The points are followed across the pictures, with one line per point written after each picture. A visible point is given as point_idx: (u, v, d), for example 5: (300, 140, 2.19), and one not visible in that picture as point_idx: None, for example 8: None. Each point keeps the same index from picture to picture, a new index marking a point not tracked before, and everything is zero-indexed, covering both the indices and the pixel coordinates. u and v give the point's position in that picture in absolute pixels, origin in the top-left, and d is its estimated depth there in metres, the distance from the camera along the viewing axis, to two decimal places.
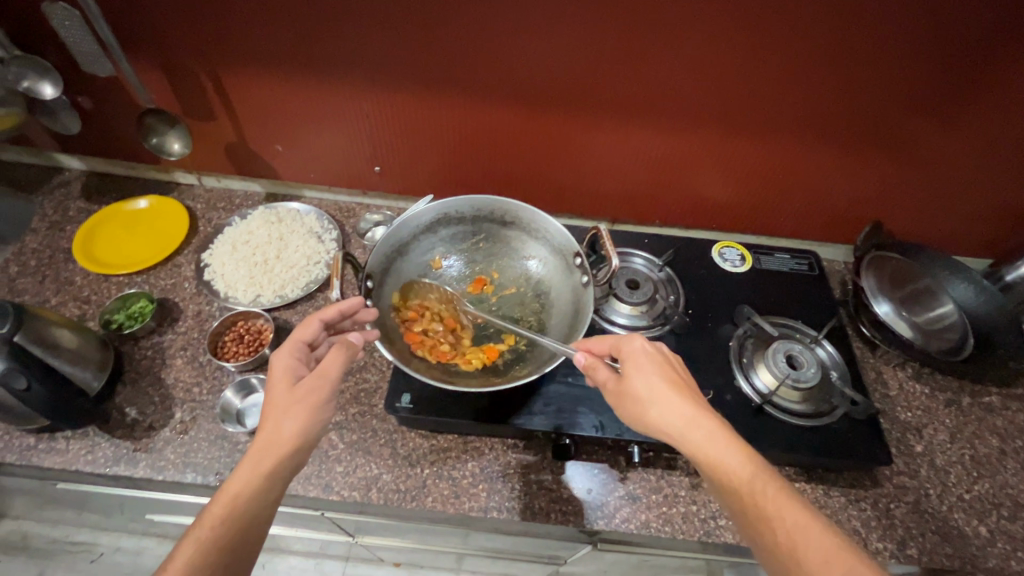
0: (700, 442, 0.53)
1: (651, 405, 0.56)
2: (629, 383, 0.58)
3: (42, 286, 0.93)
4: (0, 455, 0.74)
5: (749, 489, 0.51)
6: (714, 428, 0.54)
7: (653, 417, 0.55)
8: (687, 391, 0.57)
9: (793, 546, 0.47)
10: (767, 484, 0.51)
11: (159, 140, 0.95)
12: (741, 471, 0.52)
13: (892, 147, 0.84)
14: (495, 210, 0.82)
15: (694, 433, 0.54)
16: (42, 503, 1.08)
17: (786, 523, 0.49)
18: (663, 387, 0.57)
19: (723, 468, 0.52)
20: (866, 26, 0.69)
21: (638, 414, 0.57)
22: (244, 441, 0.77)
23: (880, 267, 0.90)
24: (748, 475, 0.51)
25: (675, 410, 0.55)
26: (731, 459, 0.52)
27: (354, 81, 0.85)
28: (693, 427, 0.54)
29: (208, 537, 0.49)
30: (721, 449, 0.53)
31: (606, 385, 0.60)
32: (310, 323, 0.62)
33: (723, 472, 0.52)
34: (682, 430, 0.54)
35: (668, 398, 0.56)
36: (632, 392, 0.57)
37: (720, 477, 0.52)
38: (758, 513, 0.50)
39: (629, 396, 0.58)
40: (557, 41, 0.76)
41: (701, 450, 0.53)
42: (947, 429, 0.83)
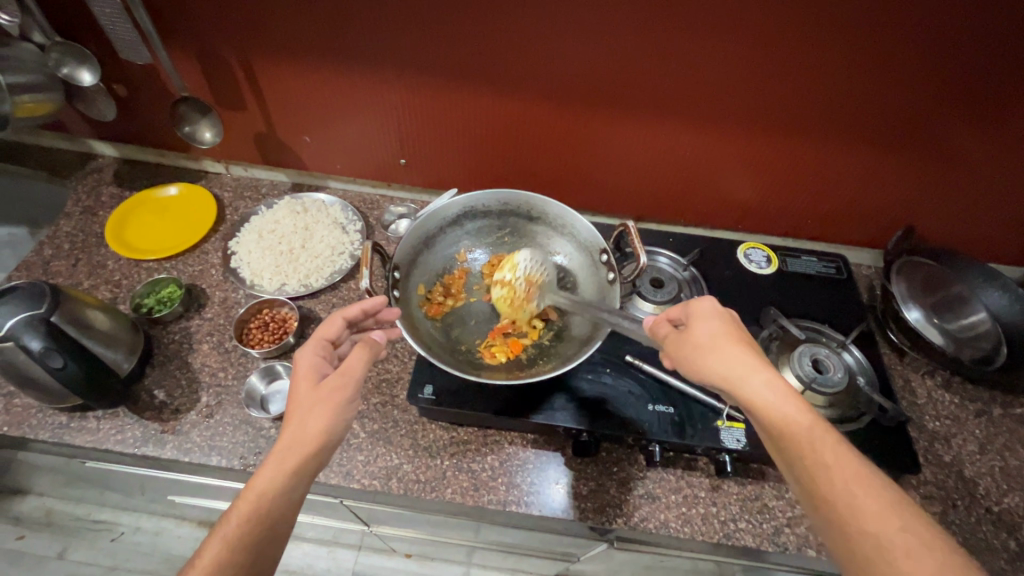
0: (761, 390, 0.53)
1: (713, 353, 0.56)
2: (692, 332, 0.58)
3: (75, 269, 0.95)
4: (34, 432, 0.77)
5: (807, 438, 0.50)
6: (774, 377, 0.53)
7: (712, 364, 0.55)
8: (748, 344, 0.57)
9: (849, 496, 0.47)
10: (827, 438, 0.50)
11: (191, 129, 0.98)
12: (801, 419, 0.51)
13: (928, 151, 0.83)
14: (521, 205, 0.82)
15: (756, 383, 0.53)
16: (68, 481, 1.11)
17: (841, 474, 0.48)
18: (723, 339, 0.57)
19: (783, 417, 0.51)
20: (909, 26, 0.67)
21: (697, 361, 0.56)
22: (268, 426, 0.78)
23: (912, 273, 0.89)
24: (808, 425, 0.51)
25: (737, 358, 0.55)
26: (789, 406, 0.52)
27: (384, 73, 0.86)
28: (754, 375, 0.53)
29: (234, 535, 0.50)
30: (782, 400, 0.52)
31: (667, 339, 0.60)
32: (333, 320, 0.63)
33: (783, 420, 0.51)
34: (744, 377, 0.54)
35: (728, 349, 0.56)
36: (701, 342, 0.57)
37: (778, 425, 0.51)
38: (812, 462, 0.49)
39: (696, 346, 0.57)
40: (588, 37, 0.75)
41: (761, 398, 0.52)
42: (976, 440, 0.81)
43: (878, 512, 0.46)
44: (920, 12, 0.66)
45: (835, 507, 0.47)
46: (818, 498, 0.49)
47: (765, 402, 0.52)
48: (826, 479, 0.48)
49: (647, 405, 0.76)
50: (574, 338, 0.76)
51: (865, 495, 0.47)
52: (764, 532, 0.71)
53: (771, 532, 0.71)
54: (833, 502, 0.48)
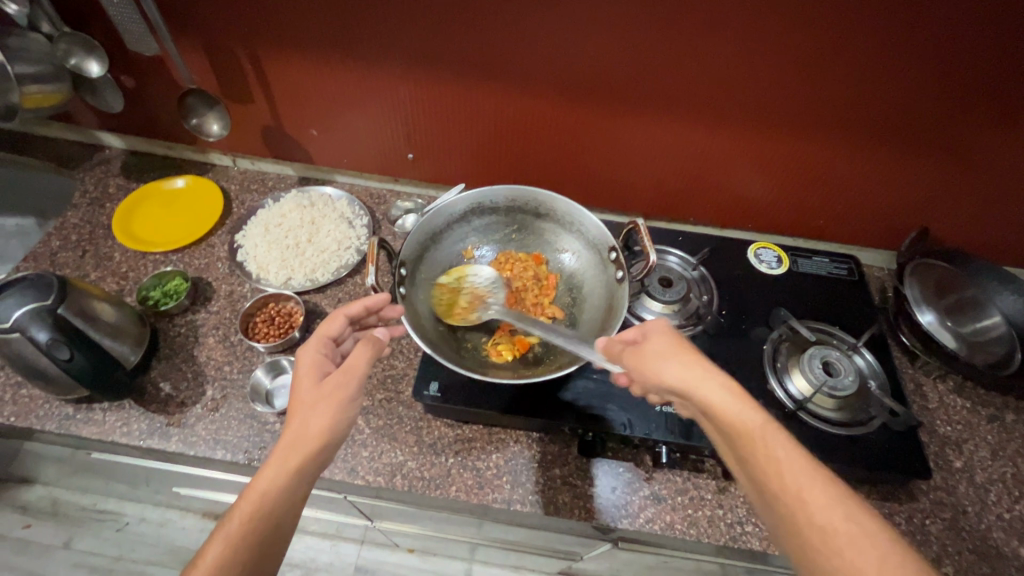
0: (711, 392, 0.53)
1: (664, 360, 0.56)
2: (645, 346, 0.59)
3: (82, 261, 0.95)
4: (41, 422, 0.77)
5: (756, 436, 0.49)
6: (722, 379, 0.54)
7: (665, 371, 0.55)
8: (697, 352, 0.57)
9: (798, 492, 0.46)
10: (775, 435, 0.49)
11: (198, 121, 0.98)
12: (750, 417, 0.50)
13: (944, 152, 0.81)
14: (529, 202, 0.81)
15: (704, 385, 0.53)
16: (74, 471, 1.11)
17: (792, 470, 0.47)
18: (673, 347, 0.58)
19: (732, 417, 0.51)
20: (930, 23, 0.66)
21: (652, 371, 0.57)
22: (273, 421, 0.78)
23: (924, 275, 0.87)
24: (757, 422, 0.50)
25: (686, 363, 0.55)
26: (741, 407, 0.51)
27: (392, 67, 0.85)
28: (704, 379, 0.53)
29: (237, 534, 0.49)
30: (732, 400, 0.52)
31: (624, 354, 0.60)
32: (336, 318, 0.63)
33: (731, 420, 0.51)
34: (693, 381, 0.54)
35: (678, 356, 0.56)
36: (650, 352, 0.58)
37: (729, 425, 0.51)
38: (761, 458, 0.48)
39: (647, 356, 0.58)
40: (600, 32, 0.74)
41: (711, 400, 0.52)
42: (988, 445, 0.80)
43: (828, 506, 0.44)
44: (941, 9, 0.64)
45: (788, 504, 0.46)
46: (771, 497, 0.47)
47: (718, 403, 0.52)
48: (775, 476, 0.47)
49: (654, 406, 0.75)
50: (582, 336, 0.75)
51: (813, 489, 0.45)
52: None
53: None
54: (784, 500, 0.46)
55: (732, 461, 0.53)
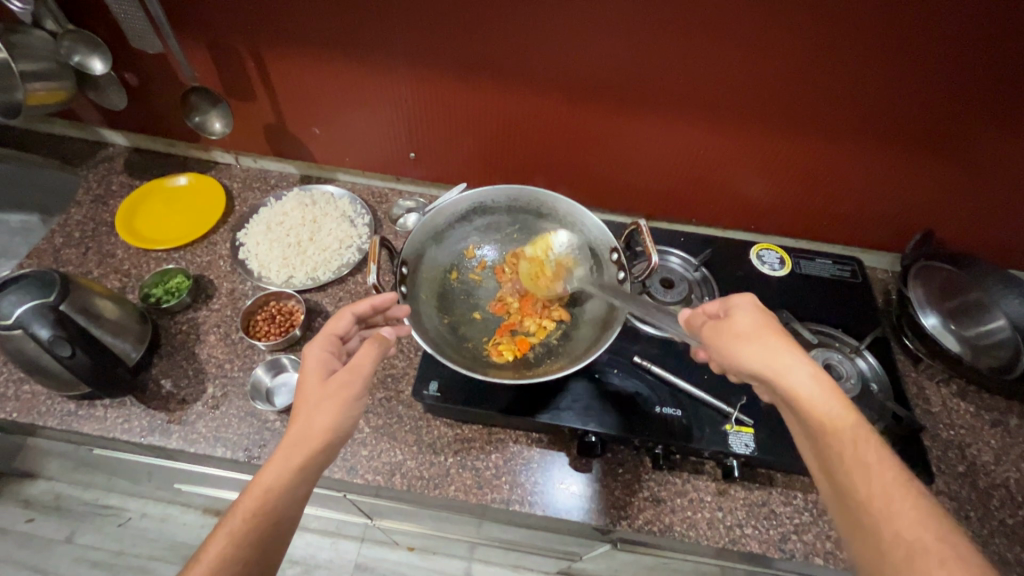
0: (799, 384, 0.51)
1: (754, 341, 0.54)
2: (732, 322, 0.57)
3: (85, 258, 0.95)
4: (43, 419, 0.77)
5: (848, 436, 0.48)
6: (816, 372, 0.52)
7: (751, 352, 0.54)
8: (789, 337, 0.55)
9: (884, 499, 0.45)
10: (868, 440, 0.48)
11: (201, 119, 0.98)
12: (842, 417, 0.49)
13: (950, 153, 0.80)
14: (531, 201, 0.81)
15: (794, 376, 0.52)
16: (76, 466, 1.12)
17: (880, 476, 0.46)
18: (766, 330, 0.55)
19: (823, 413, 0.50)
20: (936, 23, 0.65)
21: (736, 351, 0.55)
22: (273, 419, 0.78)
23: (928, 278, 0.87)
24: (849, 423, 0.49)
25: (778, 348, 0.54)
26: (833, 404, 0.50)
27: (395, 66, 0.85)
28: (797, 367, 0.52)
29: (240, 530, 0.49)
30: (824, 396, 0.51)
31: (705, 328, 0.59)
32: (343, 316, 0.63)
33: (822, 415, 0.50)
34: (784, 368, 0.52)
35: (772, 339, 0.54)
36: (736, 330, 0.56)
37: (816, 418, 0.50)
38: (849, 455, 0.48)
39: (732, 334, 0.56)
40: (603, 31, 0.74)
41: (800, 392, 0.51)
42: (992, 450, 0.79)
43: (915, 519, 0.43)
44: (949, 9, 0.63)
45: (869, 508, 0.45)
46: (850, 495, 0.47)
47: (807, 392, 0.51)
48: (861, 478, 0.46)
49: (655, 407, 0.75)
50: (583, 337, 0.75)
51: (901, 499, 0.45)
52: (771, 538, 0.70)
53: (778, 538, 0.70)
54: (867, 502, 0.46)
55: (807, 450, 0.53)
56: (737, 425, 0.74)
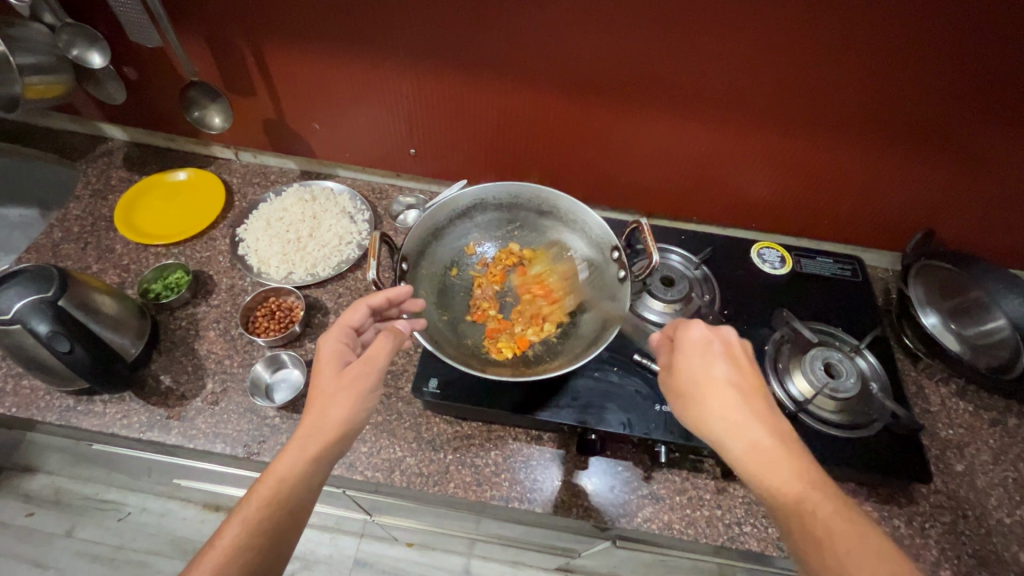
0: (745, 452, 0.51)
1: (697, 402, 0.54)
2: (679, 374, 0.57)
3: (84, 253, 0.95)
4: (41, 414, 0.77)
5: (798, 510, 0.48)
6: (761, 436, 0.51)
7: (699, 415, 0.54)
8: (742, 392, 0.54)
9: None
10: (816, 512, 0.47)
11: (200, 113, 0.97)
12: (791, 490, 0.48)
13: (954, 153, 0.80)
14: (532, 198, 0.81)
15: (738, 442, 0.51)
16: (76, 461, 1.12)
17: (840, 552, 0.45)
18: (715, 383, 0.54)
19: (769, 483, 0.49)
20: (939, 23, 0.65)
21: (685, 408, 0.56)
22: (272, 415, 0.78)
23: (929, 278, 0.86)
24: (798, 496, 0.48)
25: (726, 408, 0.53)
26: (781, 471, 0.49)
27: (396, 62, 0.85)
28: (744, 430, 0.52)
29: (254, 518, 0.50)
30: (770, 463, 0.50)
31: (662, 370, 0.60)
32: (358, 308, 0.62)
33: (771, 484, 0.49)
34: (726, 433, 0.52)
35: (717, 398, 0.53)
36: (682, 386, 0.56)
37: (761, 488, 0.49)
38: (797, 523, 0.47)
39: (679, 390, 0.56)
40: (604, 28, 0.74)
41: (744, 463, 0.51)
42: (990, 450, 0.79)
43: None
44: (953, 8, 0.63)
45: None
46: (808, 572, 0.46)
47: (752, 457, 0.50)
48: (817, 557, 0.46)
49: (654, 406, 0.74)
50: (582, 336, 0.75)
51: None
52: (769, 536, 0.70)
53: (776, 537, 0.70)
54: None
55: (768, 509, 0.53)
56: None
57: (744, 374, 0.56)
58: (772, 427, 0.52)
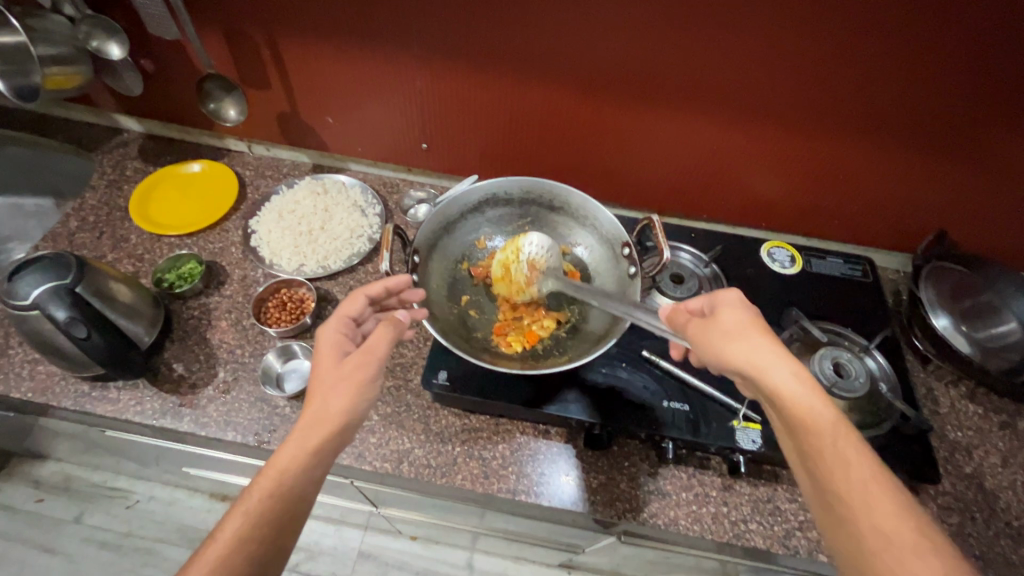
0: (781, 382, 0.52)
1: (737, 339, 0.55)
2: (718, 321, 0.58)
3: (99, 242, 0.96)
4: (57, 399, 0.78)
5: (830, 433, 0.50)
6: (800, 371, 0.53)
7: (737, 351, 0.55)
8: (771, 334, 0.56)
9: (864, 493, 0.47)
10: (848, 436, 0.50)
11: (216, 106, 0.99)
12: (823, 415, 0.50)
13: (966, 155, 0.80)
14: (543, 193, 0.81)
15: (776, 375, 0.53)
16: (86, 447, 1.13)
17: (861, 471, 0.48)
18: (753, 330, 0.56)
19: (801, 410, 0.51)
20: (952, 25, 0.65)
21: (721, 346, 0.56)
22: (282, 405, 0.79)
23: (940, 279, 0.86)
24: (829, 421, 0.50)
25: (760, 348, 0.54)
26: (814, 401, 0.51)
27: (411, 56, 0.85)
28: (780, 365, 0.53)
29: (256, 509, 0.51)
30: (804, 394, 0.52)
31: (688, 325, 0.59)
32: (356, 298, 0.63)
33: (805, 411, 0.51)
34: (770, 366, 0.53)
35: (755, 337, 0.55)
36: (720, 327, 0.57)
37: (796, 415, 0.51)
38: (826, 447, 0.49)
39: (715, 330, 0.57)
40: (617, 26, 0.74)
41: (781, 392, 0.52)
42: (999, 453, 0.79)
43: (890, 508, 0.46)
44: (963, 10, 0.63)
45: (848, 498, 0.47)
46: (828, 491, 0.48)
47: (789, 390, 0.52)
48: (842, 475, 0.48)
49: (662, 402, 0.75)
50: (592, 330, 0.75)
51: (877, 489, 0.47)
52: (775, 534, 0.70)
53: (782, 534, 0.70)
54: (845, 496, 0.47)
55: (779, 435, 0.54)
56: (744, 421, 0.74)
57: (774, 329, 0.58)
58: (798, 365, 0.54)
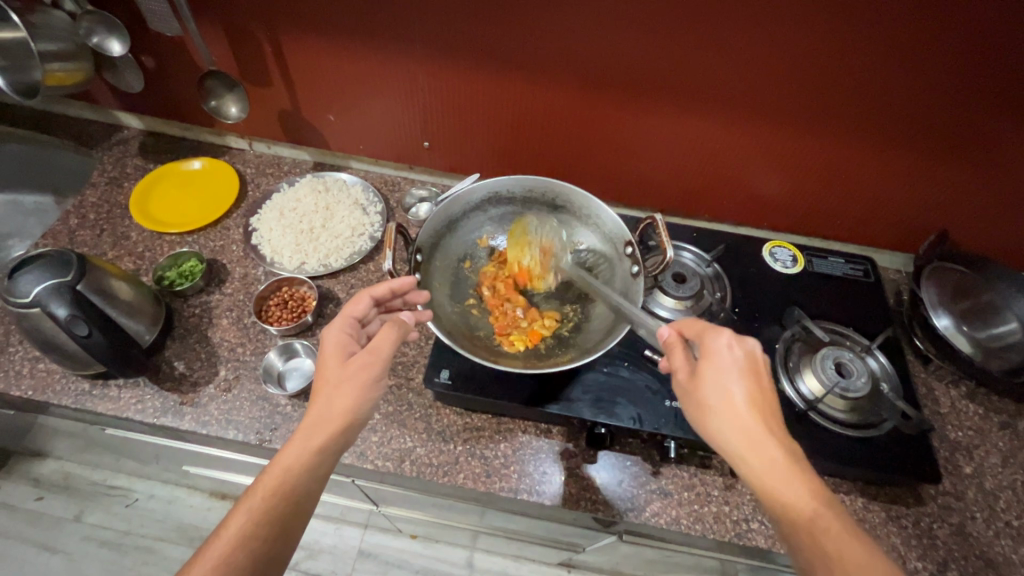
0: (759, 467, 0.52)
1: (714, 417, 0.55)
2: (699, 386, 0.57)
3: (99, 239, 0.96)
4: (58, 397, 0.78)
5: (809, 518, 0.49)
6: (775, 454, 0.52)
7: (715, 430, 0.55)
8: (758, 410, 0.55)
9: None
10: (827, 527, 0.48)
11: (217, 103, 0.98)
12: (802, 503, 0.50)
13: (966, 157, 0.80)
14: (546, 192, 0.81)
15: (755, 458, 0.53)
16: (86, 446, 1.13)
17: (846, 564, 0.46)
18: (733, 402, 0.55)
19: (782, 496, 0.51)
20: (950, 28, 0.65)
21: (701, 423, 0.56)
22: (284, 403, 0.79)
23: (942, 278, 0.86)
24: (809, 510, 0.49)
25: (738, 428, 0.54)
26: (791, 490, 0.50)
27: (413, 54, 0.85)
28: (755, 448, 0.53)
29: (260, 506, 0.51)
30: (781, 480, 0.51)
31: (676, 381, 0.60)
32: (361, 299, 0.63)
33: (783, 501, 0.50)
34: (745, 452, 0.53)
35: (736, 410, 0.55)
36: (700, 396, 0.57)
37: (776, 504, 0.51)
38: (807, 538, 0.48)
39: (695, 398, 0.57)
40: (621, 25, 0.74)
41: (759, 476, 0.52)
42: (1000, 452, 0.79)
43: None
44: (963, 13, 0.64)
45: None
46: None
47: (764, 477, 0.52)
48: (826, 564, 0.47)
49: (664, 401, 0.75)
50: (595, 329, 0.75)
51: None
52: (777, 534, 0.71)
53: None
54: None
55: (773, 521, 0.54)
56: None
57: (764, 394, 0.56)
58: (783, 444, 0.53)
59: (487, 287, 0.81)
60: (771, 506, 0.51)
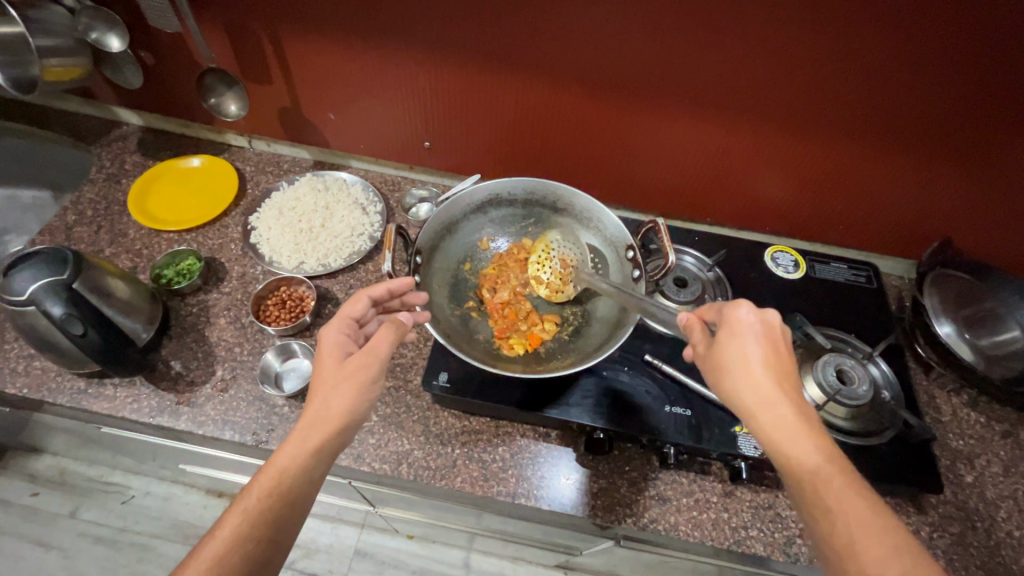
0: (770, 423, 0.51)
1: (728, 378, 0.54)
2: (719, 348, 0.56)
3: (97, 236, 0.95)
4: (53, 395, 0.78)
5: (815, 477, 0.49)
6: (790, 414, 0.51)
7: (729, 388, 0.54)
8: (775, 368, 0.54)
9: (851, 540, 0.46)
10: (836, 480, 0.48)
11: (217, 100, 0.97)
12: (812, 458, 0.49)
13: (969, 162, 0.79)
14: (546, 194, 0.81)
15: (766, 415, 0.52)
16: (82, 442, 1.13)
17: (851, 517, 0.47)
18: (755, 359, 0.54)
19: (790, 451, 0.50)
20: (953, 35, 0.65)
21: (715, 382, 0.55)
22: (281, 404, 0.78)
23: (944, 286, 0.85)
24: (817, 465, 0.49)
25: (753, 388, 0.53)
26: (802, 446, 0.50)
27: (414, 53, 0.84)
28: (769, 407, 0.52)
29: (255, 508, 0.50)
30: (793, 437, 0.51)
31: (695, 348, 0.58)
32: (359, 299, 0.62)
33: (792, 457, 0.50)
34: (758, 409, 0.52)
35: (757, 375, 0.53)
36: (719, 360, 0.55)
37: (783, 459, 0.50)
38: (812, 493, 0.49)
39: (713, 362, 0.56)
40: (623, 27, 0.73)
41: (769, 432, 0.51)
42: (1001, 462, 0.79)
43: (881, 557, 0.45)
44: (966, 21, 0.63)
45: (835, 545, 0.47)
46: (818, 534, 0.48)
47: (776, 434, 0.51)
48: (830, 520, 0.47)
49: (663, 407, 0.74)
50: (595, 334, 0.75)
51: (868, 538, 0.46)
52: (775, 541, 0.70)
53: (782, 541, 0.70)
54: (833, 543, 0.47)
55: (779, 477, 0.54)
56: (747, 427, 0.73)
57: (781, 357, 0.55)
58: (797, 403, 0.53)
59: (487, 289, 0.80)
60: (779, 463, 0.51)
